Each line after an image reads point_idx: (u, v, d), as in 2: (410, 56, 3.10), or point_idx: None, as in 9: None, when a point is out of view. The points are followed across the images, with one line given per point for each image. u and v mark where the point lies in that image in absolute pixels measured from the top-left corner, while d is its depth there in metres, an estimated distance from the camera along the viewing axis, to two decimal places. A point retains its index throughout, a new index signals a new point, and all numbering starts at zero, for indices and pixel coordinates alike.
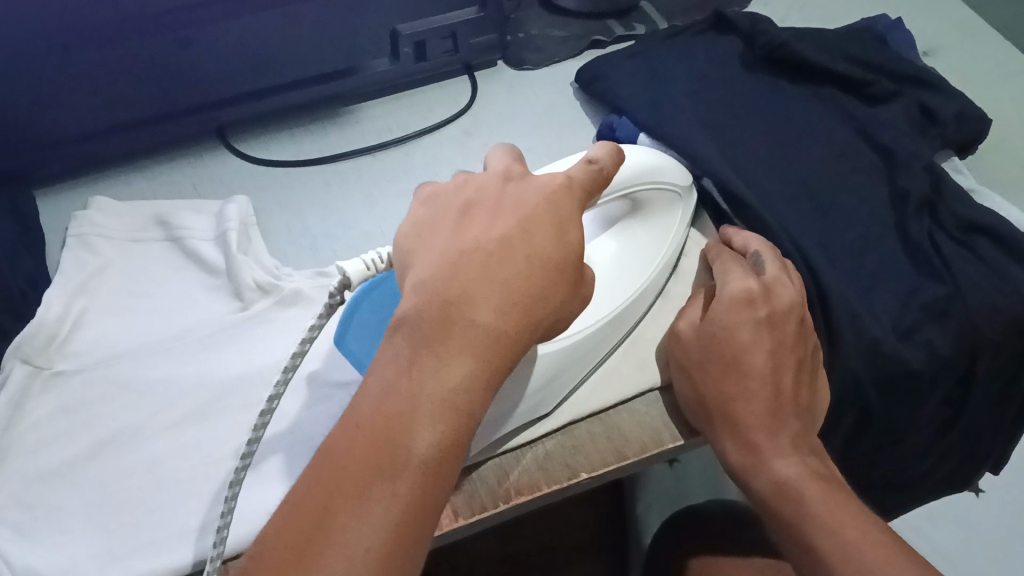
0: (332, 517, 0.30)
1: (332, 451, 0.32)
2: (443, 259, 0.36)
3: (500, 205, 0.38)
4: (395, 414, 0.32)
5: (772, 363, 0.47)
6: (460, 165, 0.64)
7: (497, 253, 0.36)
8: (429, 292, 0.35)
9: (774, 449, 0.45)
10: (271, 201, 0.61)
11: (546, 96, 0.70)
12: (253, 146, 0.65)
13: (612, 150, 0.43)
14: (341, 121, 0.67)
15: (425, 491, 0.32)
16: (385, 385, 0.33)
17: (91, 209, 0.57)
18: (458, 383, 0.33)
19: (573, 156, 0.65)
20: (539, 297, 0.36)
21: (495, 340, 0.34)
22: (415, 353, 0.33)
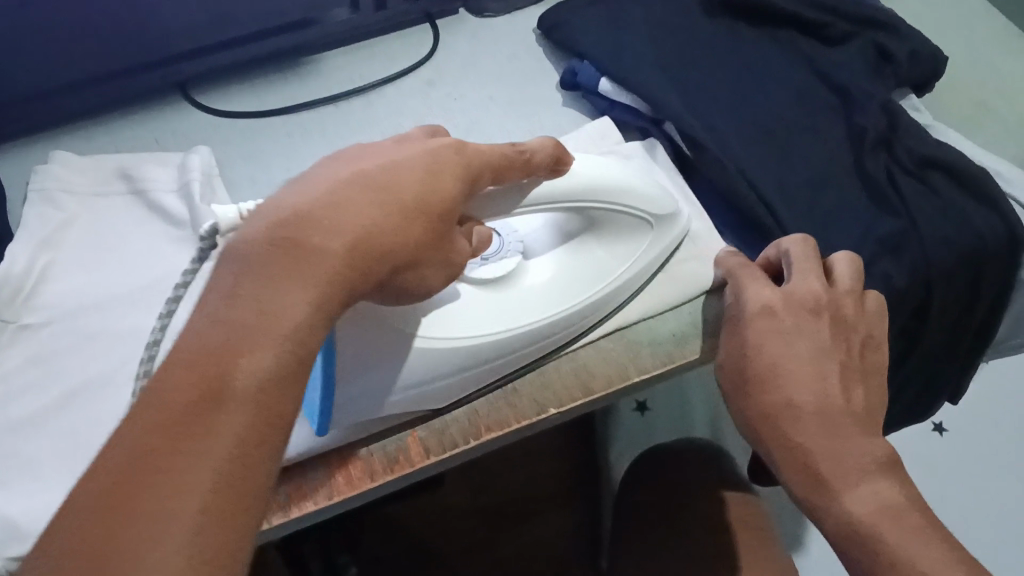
0: (161, 448, 0.27)
1: (154, 387, 0.29)
2: (290, 194, 0.35)
3: (372, 156, 0.38)
4: (223, 341, 0.30)
5: (817, 377, 0.44)
6: (424, 114, 0.64)
7: (347, 188, 0.35)
8: (272, 219, 0.34)
9: (842, 478, 0.41)
10: (234, 154, 0.61)
11: (508, 44, 0.70)
12: (214, 98, 0.65)
13: (549, 143, 0.43)
14: (302, 72, 0.67)
15: (255, 423, 0.29)
16: (216, 311, 0.31)
17: (52, 164, 0.57)
18: (298, 310, 0.31)
19: (535, 103, 0.65)
20: (391, 228, 0.35)
21: (335, 264, 0.33)
22: (243, 282, 0.31)
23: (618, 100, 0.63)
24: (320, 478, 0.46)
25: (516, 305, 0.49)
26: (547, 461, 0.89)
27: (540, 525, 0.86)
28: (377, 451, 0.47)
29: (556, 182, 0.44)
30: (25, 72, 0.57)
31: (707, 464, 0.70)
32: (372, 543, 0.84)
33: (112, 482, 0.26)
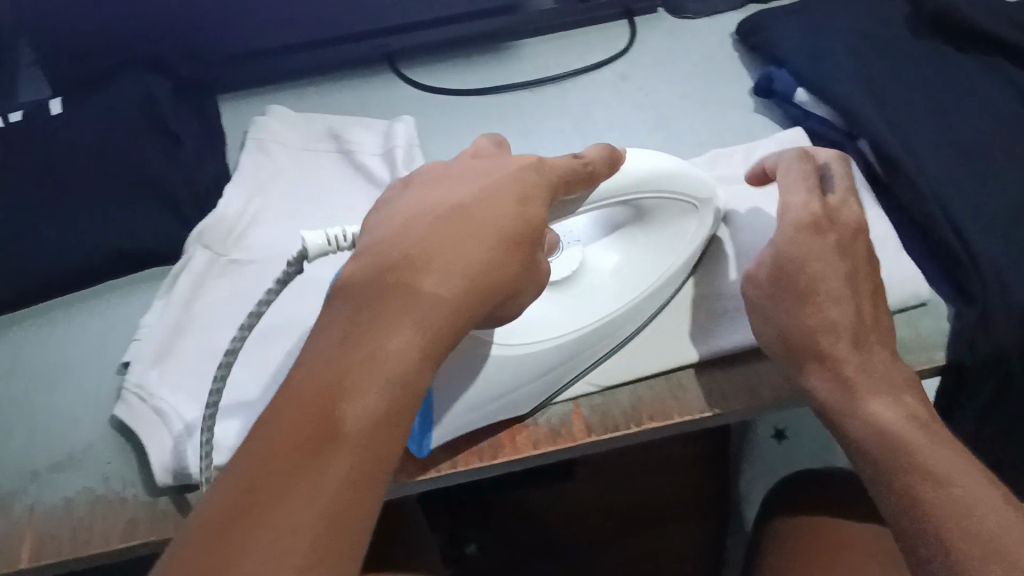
0: (269, 493, 0.29)
1: (267, 426, 0.31)
2: (395, 227, 0.37)
3: (458, 181, 0.39)
4: (330, 384, 0.31)
5: (846, 292, 0.45)
6: (612, 105, 0.66)
7: (444, 219, 0.37)
8: (373, 261, 0.35)
9: (868, 386, 0.43)
10: (431, 126, 0.64)
11: (703, 46, 0.70)
12: (418, 73, 0.68)
13: (605, 151, 0.44)
14: (502, 55, 0.69)
15: (360, 464, 0.30)
16: (324, 350, 0.33)
17: (272, 119, 0.62)
18: (405, 351, 0.33)
19: (726, 105, 0.65)
20: (487, 265, 0.36)
21: (439, 308, 0.34)
22: (349, 320, 0.33)
23: (813, 111, 0.63)
24: (487, 437, 0.48)
25: (595, 301, 0.50)
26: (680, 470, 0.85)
27: (665, 538, 0.85)
28: (542, 421, 0.49)
29: (612, 179, 0.45)
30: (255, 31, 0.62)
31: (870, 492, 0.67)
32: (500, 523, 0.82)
33: (222, 520, 0.28)
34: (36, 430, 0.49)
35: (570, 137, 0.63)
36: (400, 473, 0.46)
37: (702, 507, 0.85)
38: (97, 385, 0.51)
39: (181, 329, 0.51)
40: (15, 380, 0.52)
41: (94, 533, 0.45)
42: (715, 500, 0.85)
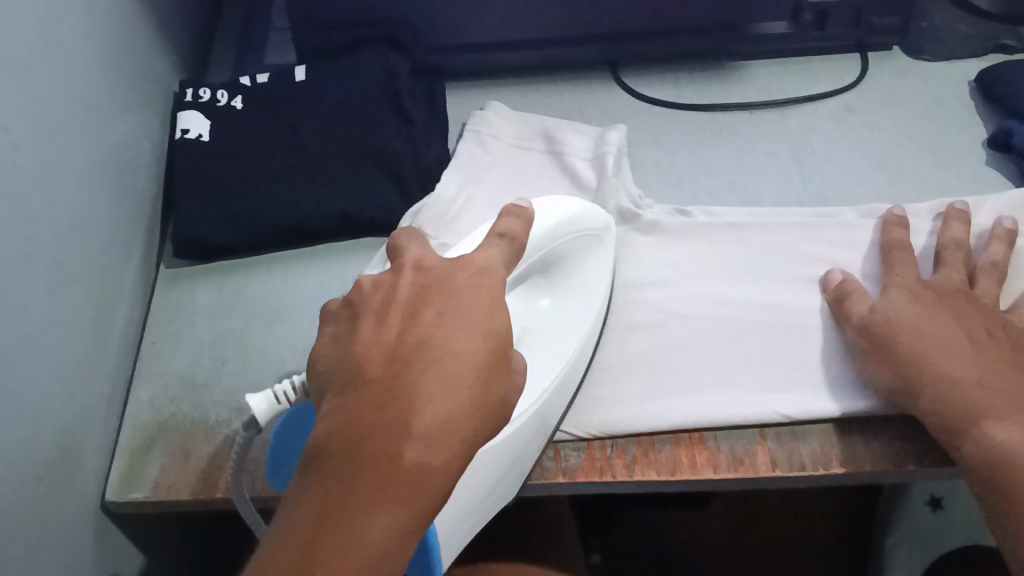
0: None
1: None
2: (364, 374, 0.35)
3: (423, 302, 0.38)
4: (297, 567, 0.30)
5: (960, 324, 0.46)
6: (833, 138, 0.64)
7: (419, 361, 0.35)
8: (341, 419, 0.33)
9: (991, 406, 0.42)
10: (645, 137, 0.65)
11: (938, 90, 0.67)
12: (638, 82, 0.69)
13: (516, 214, 0.45)
14: (724, 74, 0.69)
15: None
16: (293, 521, 0.31)
17: (490, 112, 0.64)
18: (382, 530, 0.31)
19: (953, 154, 0.63)
20: (462, 424, 0.34)
21: (422, 481, 0.32)
22: (325, 497, 0.31)
23: None
24: (666, 452, 0.48)
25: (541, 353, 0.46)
26: (815, 522, 0.86)
27: None
28: (725, 446, 0.48)
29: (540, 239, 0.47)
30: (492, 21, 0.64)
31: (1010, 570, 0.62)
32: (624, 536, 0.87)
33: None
34: (245, 366, 0.53)
35: (784, 165, 0.62)
36: (576, 472, 0.48)
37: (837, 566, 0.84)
38: (303, 336, 0.55)
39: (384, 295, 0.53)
40: (232, 318, 0.56)
41: None
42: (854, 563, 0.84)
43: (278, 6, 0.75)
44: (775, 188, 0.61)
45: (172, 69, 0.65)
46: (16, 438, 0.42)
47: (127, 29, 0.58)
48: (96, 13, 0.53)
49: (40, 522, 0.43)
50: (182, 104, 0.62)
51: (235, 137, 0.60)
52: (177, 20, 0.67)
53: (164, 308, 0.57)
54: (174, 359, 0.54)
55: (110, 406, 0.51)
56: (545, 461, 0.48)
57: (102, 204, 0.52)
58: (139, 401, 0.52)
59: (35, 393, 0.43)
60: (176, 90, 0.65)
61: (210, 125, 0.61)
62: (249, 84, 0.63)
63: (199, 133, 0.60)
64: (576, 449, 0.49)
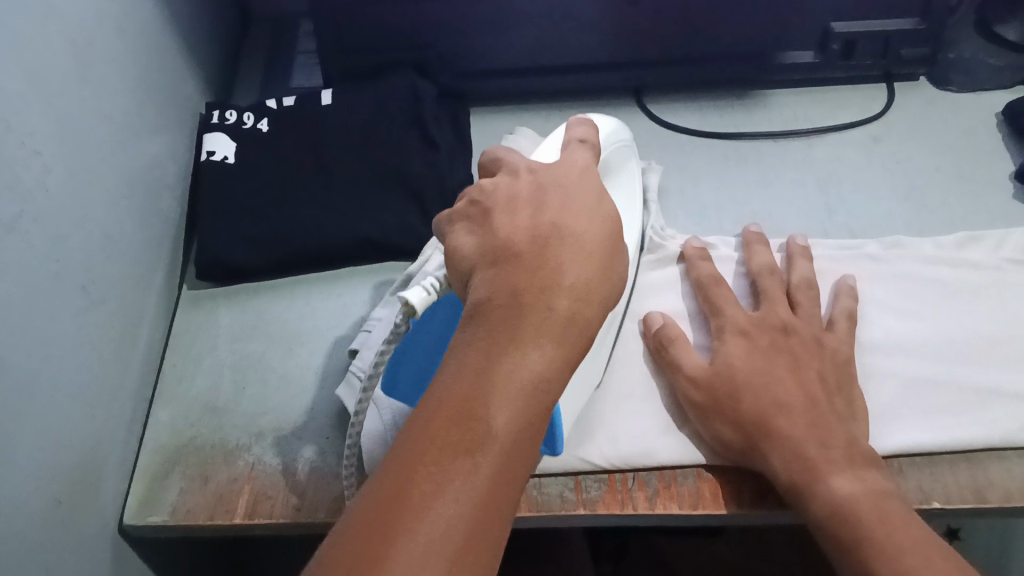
0: (430, 487, 0.28)
1: (415, 426, 0.30)
2: (507, 239, 0.36)
3: (543, 193, 0.38)
4: (468, 394, 0.30)
5: (792, 372, 0.46)
6: (860, 167, 0.64)
7: (560, 232, 0.36)
8: (491, 284, 0.34)
9: (832, 461, 0.43)
10: (670, 164, 0.65)
11: (966, 121, 0.67)
12: (664, 110, 0.69)
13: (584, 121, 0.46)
14: (750, 103, 0.69)
15: (507, 465, 0.29)
16: (460, 365, 0.32)
17: (518, 137, 0.64)
18: (540, 368, 0.32)
19: (981, 186, 0.62)
20: (597, 286, 0.35)
21: (573, 329, 0.34)
22: (491, 341, 0.32)
23: None
24: (689, 485, 0.47)
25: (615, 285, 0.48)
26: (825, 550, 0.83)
27: None
28: (744, 483, 0.47)
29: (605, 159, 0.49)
30: (518, 45, 0.64)
31: None
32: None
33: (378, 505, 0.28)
34: (268, 389, 0.53)
35: (811, 194, 0.62)
36: (597, 503, 0.47)
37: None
38: (325, 361, 0.55)
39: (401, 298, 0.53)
40: (254, 342, 0.56)
41: (303, 502, 0.47)
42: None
43: (307, 31, 0.76)
44: (800, 217, 0.60)
45: (200, 90, 0.65)
46: (38, 462, 0.41)
47: (158, 50, 0.59)
48: (128, 35, 0.54)
49: (58, 547, 0.43)
50: (208, 127, 0.63)
51: (263, 159, 0.61)
52: (206, 42, 0.67)
53: (185, 330, 0.57)
54: (195, 382, 0.54)
55: (130, 428, 0.51)
56: (566, 492, 0.47)
57: (129, 225, 0.52)
58: (159, 424, 0.52)
59: (58, 416, 0.43)
60: (202, 112, 0.65)
61: (236, 148, 0.61)
62: (274, 107, 0.64)
63: (224, 155, 0.61)
64: (597, 480, 0.48)
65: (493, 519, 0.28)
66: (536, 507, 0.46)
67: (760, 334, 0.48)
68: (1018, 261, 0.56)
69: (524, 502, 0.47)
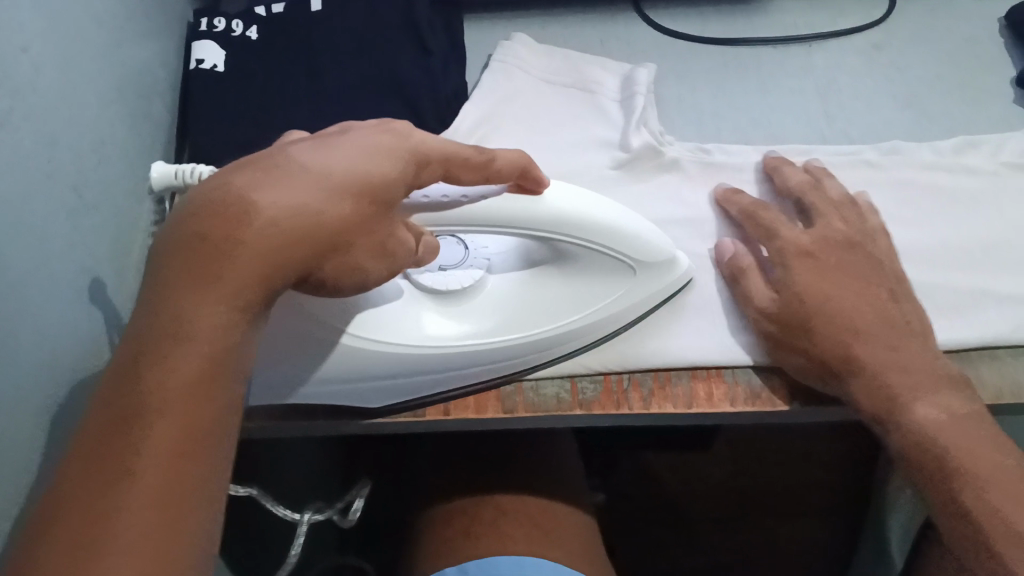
0: (100, 477, 0.26)
1: (77, 433, 0.27)
2: (214, 180, 0.31)
3: (290, 145, 0.33)
4: (134, 357, 0.28)
5: (857, 292, 0.45)
6: (860, 73, 0.63)
7: (266, 167, 0.31)
8: (170, 233, 0.30)
9: (913, 391, 0.42)
10: (669, 71, 0.64)
11: (970, 26, 0.66)
12: (662, 15, 0.68)
13: (520, 164, 0.40)
14: (750, 7, 0.68)
15: (168, 467, 0.26)
16: (127, 344, 0.28)
17: (514, 43, 0.64)
18: (212, 327, 0.29)
19: (982, 92, 0.61)
20: (305, 219, 0.31)
21: (257, 269, 0.30)
22: (156, 310, 0.28)
23: None
24: (683, 385, 0.48)
25: (465, 330, 0.46)
26: (807, 466, 0.92)
27: (785, 532, 0.90)
28: (741, 381, 0.47)
29: (520, 199, 0.42)
30: None
31: None
32: (626, 481, 0.93)
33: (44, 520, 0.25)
34: None
35: (810, 101, 0.61)
36: (592, 404, 0.47)
37: (822, 507, 0.91)
38: None
39: None
40: None
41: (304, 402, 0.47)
42: (837, 502, 0.91)
43: None
44: (799, 123, 0.60)
45: None
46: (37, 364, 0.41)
47: None
48: None
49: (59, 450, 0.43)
50: (197, 35, 0.61)
51: (252, 66, 0.60)
52: None
53: None
54: None
55: None
56: (562, 393, 0.48)
57: (118, 131, 0.51)
58: None
59: (56, 320, 0.43)
60: (189, 20, 0.64)
61: (225, 56, 0.60)
62: (264, 14, 0.62)
63: (213, 64, 0.60)
64: (592, 381, 0.48)
65: (174, 505, 0.26)
66: (531, 409, 0.47)
67: (824, 253, 0.47)
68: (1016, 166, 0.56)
69: (521, 404, 0.47)
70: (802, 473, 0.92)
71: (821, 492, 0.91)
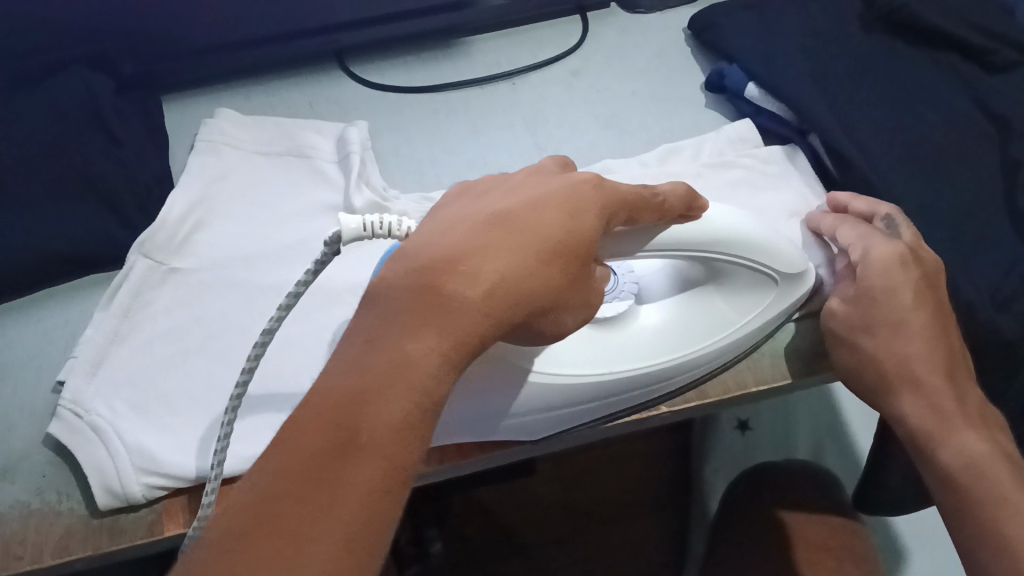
0: (311, 477, 0.29)
1: (292, 427, 0.30)
2: (439, 238, 0.37)
3: (497, 212, 0.37)
4: (358, 378, 0.31)
5: (938, 319, 0.49)
6: (563, 100, 0.66)
7: (480, 232, 0.36)
8: (404, 274, 0.35)
9: (960, 418, 0.47)
10: (382, 124, 0.64)
11: (657, 42, 0.71)
12: (369, 70, 0.68)
13: (683, 192, 0.43)
14: (455, 51, 0.70)
15: (380, 472, 0.30)
16: (350, 367, 0.32)
17: (220, 118, 0.61)
18: (434, 364, 0.32)
19: (677, 102, 0.66)
20: (517, 276, 0.35)
21: (474, 316, 0.34)
22: (384, 337, 0.33)
23: (763, 106, 0.63)
24: None
25: (630, 347, 0.49)
26: (638, 465, 0.94)
27: (620, 532, 0.91)
28: None
29: (686, 227, 0.45)
30: (202, 25, 0.62)
31: (828, 486, 0.72)
32: (461, 519, 0.91)
33: (244, 516, 0.28)
34: None
35: (520, 133, 0.63)
36: None
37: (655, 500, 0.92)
38: (34, 396, 0.50)
39: (120, 338, 0.50)
40: None
41: (26, 547, 0.43)
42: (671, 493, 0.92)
43: None
44: (514, 156, 0.62)
45: None
46: None
47: None
48: None
49: None
50: None
51: None
52: None
53: None
54: None
55: None
56: None
57: None
58: None
59: None
60: None
61: None
62: None
63: None
64: None
65: (365, 531, 0.29)
66: None
67: (911, 268, 0.49)
68: (715, 163, 0.59)
69: None
70: (630, 472, 0.94)
71: (653, 485, 0.93)
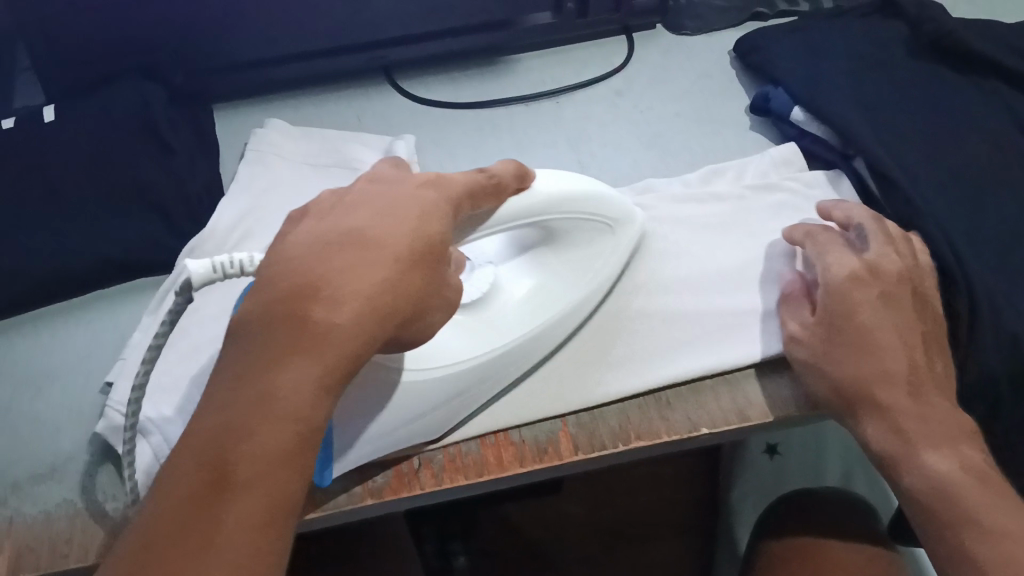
0: (196, 522, 0.30)
1: (170, 474, 0.32)
2: (296, 255, 0.36)
3: (356, 225, 0.37)
4: (228, 420, 0.32)
5: (899, 333, 0.47)
6: (606, 119, 0.66)
7: (336, 248, 0.36)
8: (258, 304, 0.34)
9: (924, 438, 0.45)
10: (426, 139, 0.64)
11: (702, 64, 0.71)
12: (415, 85, 0.69)
13: (511, 168, 0.45)
14: (500, 69, 0.71)
15: (261, 505, 0.31)
16: (218, 404, 0.33)
17: (270, 131, 0.62)
18: (303, 392, 0.33)
19: (721, 124, 0.66)
20: (382, 292, 0.35)
21: (341, 338, 0.34)
22: (250, 370, 0.33)
23: (808, 130, 0.63)
24: (473, 453, 0.48)
25: (488, 328, 0.49)
26: (669, 488, 0.93)
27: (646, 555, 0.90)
28: (528, 439, 0.49)
29: (525, 198, 0.45)
30: (255, 38, 0.63)
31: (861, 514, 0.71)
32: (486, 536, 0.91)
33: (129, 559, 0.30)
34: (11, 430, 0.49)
35: (562, 151, 0.64)
36: (384, 490, 0.46)
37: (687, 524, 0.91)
38: (82, 397, 0.51)
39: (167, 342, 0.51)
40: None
41: (73, 546, 0.44)
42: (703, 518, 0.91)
43: None
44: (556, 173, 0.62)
45: None
46: None
47: None
48: None
49: None
50: None
51: None
52: None
53: None
54: None
55: None
56: (351, 485, 0.46)
57: None
58: None
59: None
60: None
61: None
62: None
63: None
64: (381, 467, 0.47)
65: (252, 564, 0.30)
66: (319, 508, 0.45)
67: (873, 279, 0.49)
68: (759, 186, 0.59)
69: (308, 505, 0.45)
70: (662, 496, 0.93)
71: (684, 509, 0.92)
